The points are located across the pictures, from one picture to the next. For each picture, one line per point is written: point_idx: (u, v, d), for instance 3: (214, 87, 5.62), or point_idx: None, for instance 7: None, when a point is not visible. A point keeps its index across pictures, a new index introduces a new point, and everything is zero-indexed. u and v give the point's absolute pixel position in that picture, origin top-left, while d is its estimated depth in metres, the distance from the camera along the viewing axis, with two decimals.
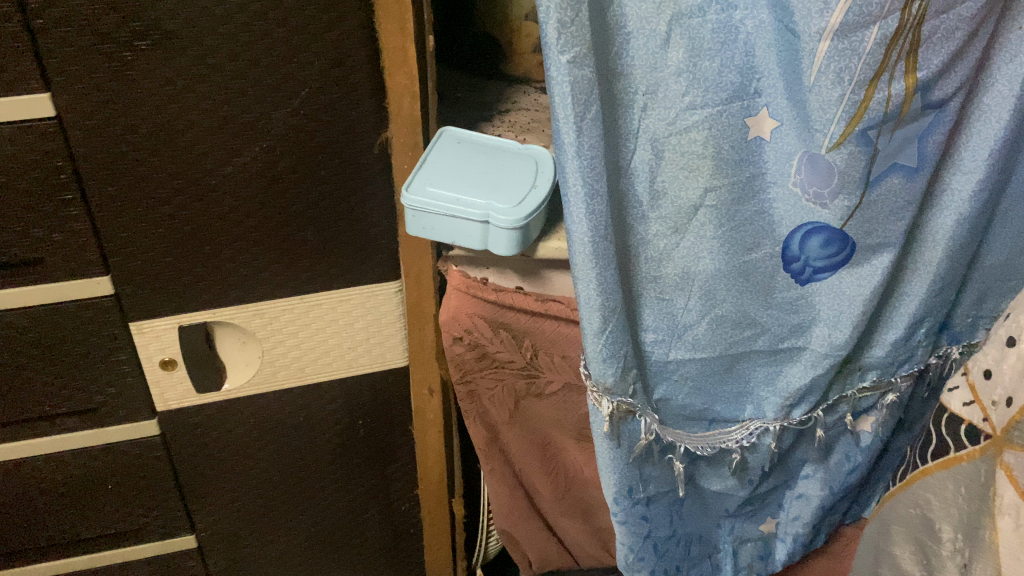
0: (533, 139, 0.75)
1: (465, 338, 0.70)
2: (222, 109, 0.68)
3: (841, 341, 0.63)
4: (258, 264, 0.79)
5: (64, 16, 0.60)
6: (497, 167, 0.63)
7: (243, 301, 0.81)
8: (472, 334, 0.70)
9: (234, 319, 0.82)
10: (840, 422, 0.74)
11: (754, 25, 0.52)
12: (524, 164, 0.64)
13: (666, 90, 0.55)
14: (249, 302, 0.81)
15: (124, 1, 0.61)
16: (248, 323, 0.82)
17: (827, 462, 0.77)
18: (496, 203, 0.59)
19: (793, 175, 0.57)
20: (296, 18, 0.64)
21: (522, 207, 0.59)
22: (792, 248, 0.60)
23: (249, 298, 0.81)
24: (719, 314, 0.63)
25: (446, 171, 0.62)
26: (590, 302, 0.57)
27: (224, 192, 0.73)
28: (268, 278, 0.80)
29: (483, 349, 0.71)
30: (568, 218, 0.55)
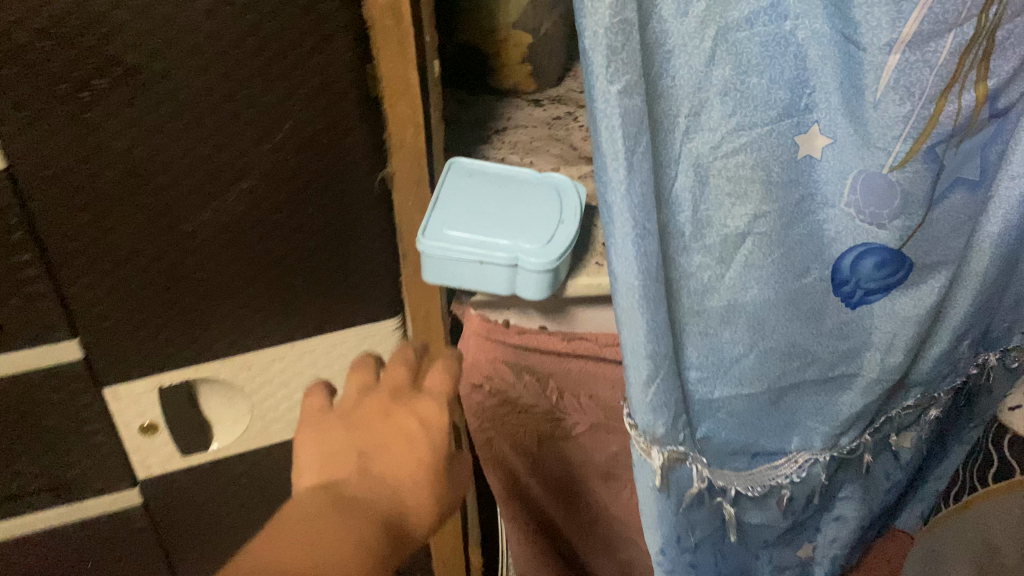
0: (540, 161, 0.69)
1: (485, 385, 0.64)
2: (196, 149, 0.60)
3: (894, 365, 0.60)
4: (242, 313, 0.71)
5: (5, 56, 0.52)
6: (518, 199, 0.57)
7: (228, 355, 0.73)
8: (493, 380, 0.64)
9: (219, 374, 0.75)
10: (883, 442, 0.69)
11: (806, 36, 0.47)
12: (546, 194, 0.58)
13: (710, 111, 0.50)
14: (236, 355, 0.74)
15: (77, 37, 0.52)
16: (236, 376, 0.75)
17: (865, 481, 0.72)
18: (525, 245, 0.53)
19: (845, 193, 0.52)
20: (275, 45, 0.56)
21: (553, 248, 0.53)
22: (844, 270, 0.56)
23: (234, 351, 0.73)
24: (766, 345, 0.58)
25: (463, 208, 0.55)
26: (643, 351, 0.51)
27: (203, 238, 0.66)
28: (255, 327, 0.73)
29: (504, 395, 0.65)
30: (613, 261, 0.49)
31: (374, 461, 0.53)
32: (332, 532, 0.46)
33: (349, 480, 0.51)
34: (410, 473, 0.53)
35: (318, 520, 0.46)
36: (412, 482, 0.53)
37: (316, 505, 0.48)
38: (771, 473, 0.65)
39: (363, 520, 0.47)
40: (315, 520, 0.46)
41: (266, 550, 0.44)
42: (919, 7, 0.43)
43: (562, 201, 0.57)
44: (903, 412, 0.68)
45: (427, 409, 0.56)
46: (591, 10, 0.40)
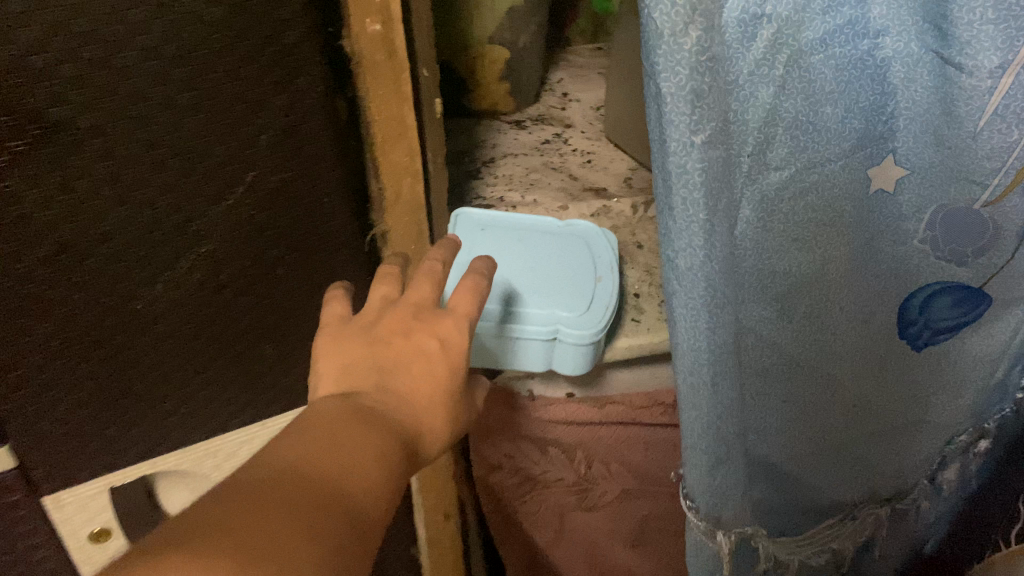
0: (545, 199, 0.65)
1: (506, 465, 0.61)
2: (142, 215, 0.48)
3: (963, 407, 0.55)
4: (204, 392, 0.61)
5: None
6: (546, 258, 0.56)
7: (189, 440, 0.63)
8: (515, 458, 0.61)
9: (179, 464, 0.64)
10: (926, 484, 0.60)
11: (888, 55, 0.40)
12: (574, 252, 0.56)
13: (776, 150, 0.42)
14: (198, 439, 0.63)
15: None
16: (199, 465, 0.65)
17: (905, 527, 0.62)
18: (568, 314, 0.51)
19: (921, 229, 0.46)
20: (235, 83, 0.46)
21: (595, 313, 0.51)
22: (911, 311, 0.50)
23: (195, 437, 0.63)
24: (828, 398, 0.52)
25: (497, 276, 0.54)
26: (709, 431, 0.44)
27: (154, 316, 0.54)
28: (220, 405, 0.62)
29: (526, 472, 0.61)
30: (673, 332, 0.42)
31: (394, 377, 0.39)
32: (354, 455, 0.33)
33: (367, 389, 0.38)
34: (431, 397, 0.39)
35: (337, 431, 0.34)
36: (437, 400, 0.40)
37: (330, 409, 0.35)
38: (830, 533, 0.58)
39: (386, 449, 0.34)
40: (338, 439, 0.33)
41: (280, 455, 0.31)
42: None
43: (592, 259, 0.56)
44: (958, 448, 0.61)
45: (451, 331, 0.42)
46: (670, 46, 0.32)
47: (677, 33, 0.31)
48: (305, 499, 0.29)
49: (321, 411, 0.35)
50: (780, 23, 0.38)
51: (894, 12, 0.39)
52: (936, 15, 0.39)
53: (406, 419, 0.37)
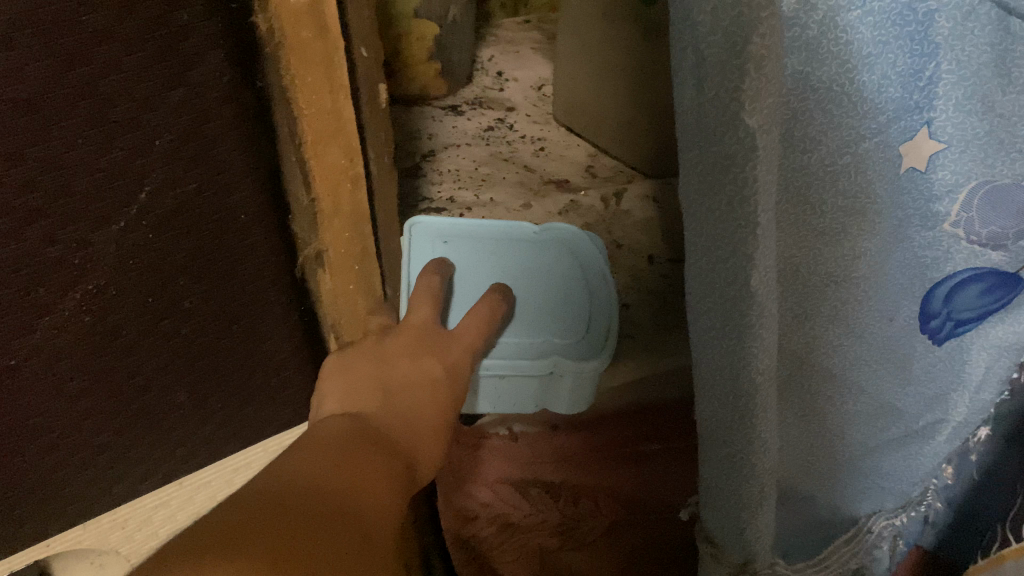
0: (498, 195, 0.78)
1: (483, 512, 0.72)
2: (16, 245, 0.41)
3: (985, 402, 0.49)
4: (105, 434, 0.53)
5: None
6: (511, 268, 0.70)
7: (89, 486, 0.56)
8: (493, 506, 0.71)
9: (77, 511, 0.57)
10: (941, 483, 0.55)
11: (933, 8, 0.34)
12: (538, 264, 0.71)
13: (803, 126, 0.35)
14: (98, 483, 0.56)
15: None
16: (99, 506, 0.57)
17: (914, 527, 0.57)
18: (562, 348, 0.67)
19: (955, 210, 0.40)
20: (117, 78, 0.39)
21: (593, 340, 0.67)
22: (934, 302, 0.44)
23: (100, 479, 0.56)
24: (848, 406, 0.46)
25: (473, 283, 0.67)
26: (750, 469, 0.37)
27: (36, 359, 0.46)
28: (125, 444, 0.55)
29: (506, 520, 0.71)
30: (701, 349, 0.34)
31: (397, 398, 0.45)
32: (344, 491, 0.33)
33: (371, 405, 0.43)
34: (429, 417, 0.45)
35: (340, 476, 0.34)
36: (432, 427, 0.44)
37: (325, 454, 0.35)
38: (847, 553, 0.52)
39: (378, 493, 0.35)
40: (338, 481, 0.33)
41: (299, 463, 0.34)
42: None
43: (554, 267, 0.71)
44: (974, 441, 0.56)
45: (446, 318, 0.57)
46: (721, 0, 0.24)
47: None
48: (330, 508, 0.31)
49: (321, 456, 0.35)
50: None
51: None
52: None
53: (411, 439, 0.42)
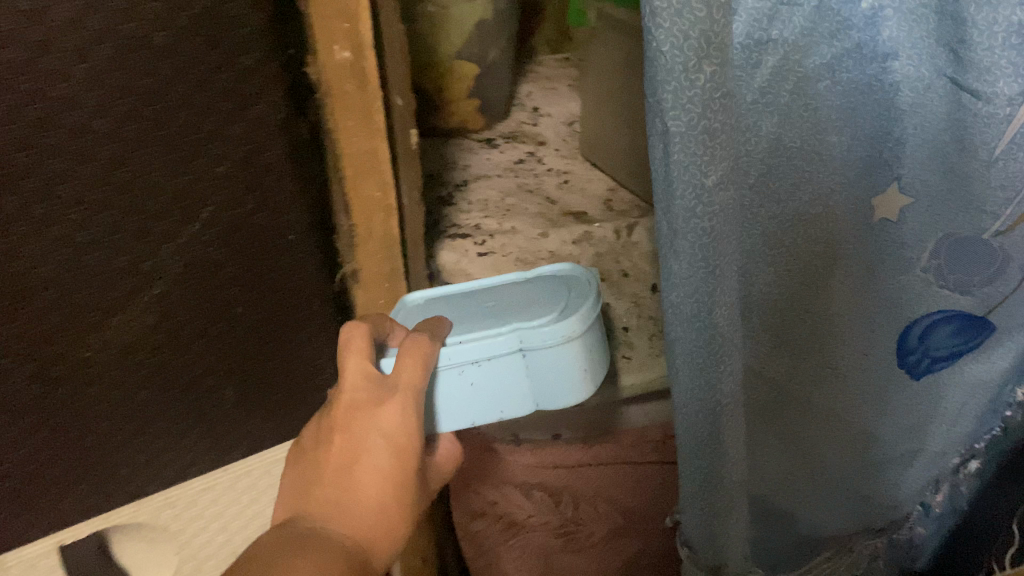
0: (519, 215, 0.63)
1: None
2: (87, 257, 0.44)
3: (960, 435, 0.53)
4: (159, 444, 0.56)
5: None
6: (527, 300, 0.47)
7: (144, 497, 0.58)
8: None
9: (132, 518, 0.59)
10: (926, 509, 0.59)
11: (898, 80, 0.38)
12: (547, 315, 0.43)
13: (777, 180, 0.40)
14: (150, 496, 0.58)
15: None
16: (157, 517, 0.60)
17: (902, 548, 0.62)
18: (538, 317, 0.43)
19: (925, 258, 0.44)
20: (187, 114, 0.42)
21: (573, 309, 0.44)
22: (911, 341, 0.47)
23: (151, 490, 0.58)
24: (828, 434, 0.50)
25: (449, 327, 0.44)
26: (712, 473, 0.43)
27: (104, 363, 0.49)
28: (179, 454, 0.57)
29: None
30: (682, 375, 0.39)
31: (325, 490, 0.35)
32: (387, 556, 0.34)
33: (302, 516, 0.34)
34: (377, 495, 0.35)
35: (396, 531, 0.35)
36: (388, 499, 0.35)
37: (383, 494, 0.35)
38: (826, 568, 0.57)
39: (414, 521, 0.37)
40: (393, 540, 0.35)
41: (345, 512, 0.34)
42: None
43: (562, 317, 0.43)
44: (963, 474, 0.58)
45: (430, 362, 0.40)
46: (680, 83, 0.29)
47: (689, 69, 0.29)
48: None
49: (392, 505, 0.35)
50: (786, 47, 0.36)
51: (905, 36, 0.36)
52: (953, 40, 0.36)
53: (355, 529, 0.34)
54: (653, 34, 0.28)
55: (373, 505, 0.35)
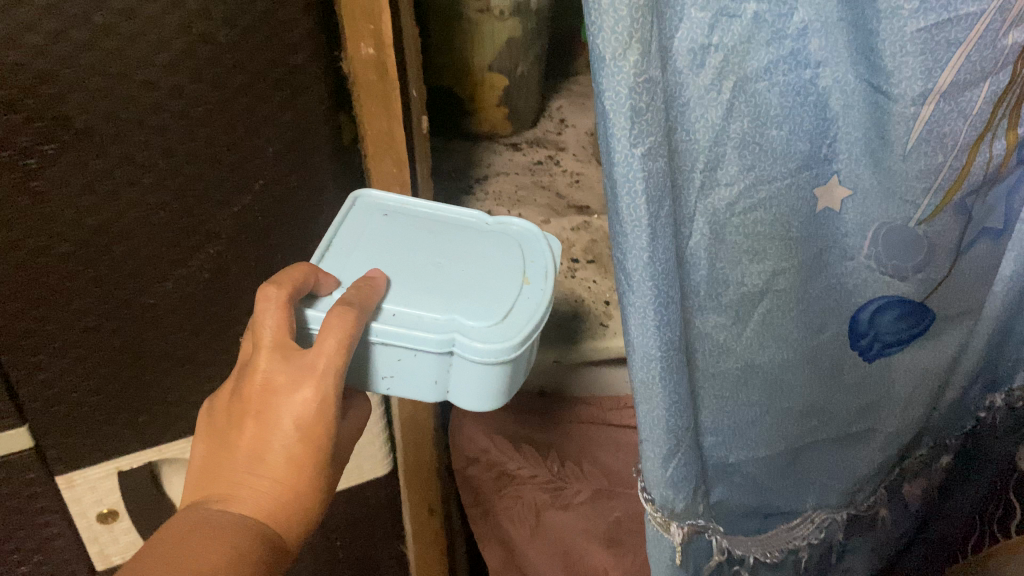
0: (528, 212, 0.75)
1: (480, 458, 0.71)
2: (156, 217, 0.53)
3: (914, 419, 0.59)
4: (209, 386, 0.64)
5: None
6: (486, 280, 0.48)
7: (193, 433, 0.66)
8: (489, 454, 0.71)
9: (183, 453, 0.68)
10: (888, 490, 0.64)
11: (828, 84, 0.44)
12: (484, 321, 0.45)
13: (724, 170, 0.45)
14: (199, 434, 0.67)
15: (16, 88, 0.45)
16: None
17: (870, 529, 0.67)
18: (468, 322, 0.45)
19: (865, 246, 0.50)
20: (246, 99, 0.51)
21: (507, 326, 0.45)
22: (861, 323, 0.53)
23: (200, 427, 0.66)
24: (786, 407, 0.56)
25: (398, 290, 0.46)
26: (662, 424, 0.48)
27: (164, 311, 0.58)
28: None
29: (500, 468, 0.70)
30: (637, 331, 0.45)
31: (241, 471, 0.43)
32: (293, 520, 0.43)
33: (214, 497, 0.42)
34: (281, 477, 0.43)
35: (301, 503, 0.43)
36: (292, 480, 0.43)
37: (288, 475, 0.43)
38: (788, 534, 0.62)
39: (324, 484, 0.45)
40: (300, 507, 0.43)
41: (254, 489, 0.42)
42: (957, 55, 0.42)
43: (500, 328, 0.45)
44: (915, 460, 0.64)
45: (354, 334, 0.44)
46: (611, 68, 0.37)
47: (618, 56, 0.36)
48: None
49: (296, 483, 0.43)
50: (726, 51, 0.41)
51: (831, 46, 0.43)
52: (866, 49, 0.42)
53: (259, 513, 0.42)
54: (592, 31, 0.37)
55: (278, 482, 0.43)
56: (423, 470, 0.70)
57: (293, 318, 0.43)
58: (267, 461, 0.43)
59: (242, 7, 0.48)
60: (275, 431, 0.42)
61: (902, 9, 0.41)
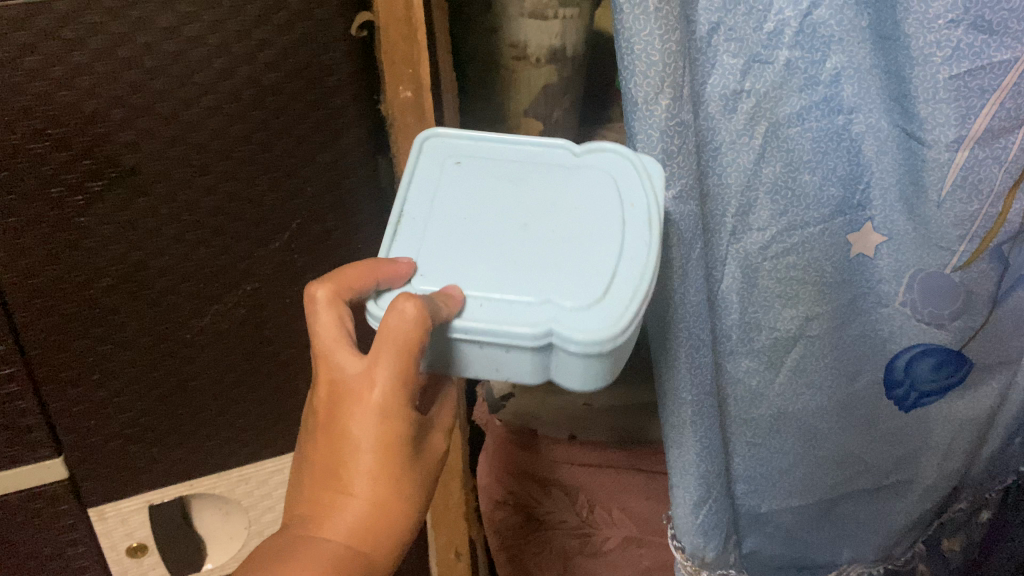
0: None
1: (508, 499, 0.71)
2: (197, 252, 0.54)
3: (953, 470, 0.57)
4: (240, 423, 0.64)
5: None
6: (592, 246, 0.38)
7: (224, 469, 0.67)
8: (517, 495, 0.71)
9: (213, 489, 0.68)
10: (925, 546, 0.62)
11: (862, 130, 0.44)
12: (594, 323, 0.35)
13: (758, 213, 0.45)
14: (228, 471, 0.67)
15: (68, 128, 0.46)
16: (232, 490, 0.68)
17: None
18: (570, 311, 0.36)
19: (900, 293, 0.49)
20: (287, 141, 0.52)
21: (610, 318, 0.36)
22: (897, 371, 0.52)
23: (229, 464, 0.66)
24: (821, 456, 0.55)
25: (481, 270, 0.38)
26: (695, 469, 0.48)
27: (201, 346, 0.59)
28: (256, 434, 0.66)
29: (529, 510, 0.70)
30: (674, 382, 0.45)
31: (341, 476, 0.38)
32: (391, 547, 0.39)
33: (308, 517, 0.39)
34: (388, 475, 0.38)
35: (397, 533, 0.39)
36: (395, 472, 0.38)
37: (378, 507, 0.38)
38: None
39: (423, 501, 0.40)
40: (393, 535, 0.39)
41: (372, 510, 0.38)
42: (990, 103, 0.42)
43: (608, 317, 0.36)
44: (954, 514, 0.62)
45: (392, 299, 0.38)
46: (644, 112, 0.38)
47: (649, 101, 0.37)
48: None
49: (402, 509, 0.39)
50: (758, 96, 0.42)
51: (864, 91, 0.43)
52: (899, 95, 0.43)
53: (384, 527, 0.39)
54: (625, 74, 0.38)
55: (376, 512, 0.38)
56: (451, 512, 0.70)
57: (342, 326, 0.38)
58: (344, 482, 0.38)
59: (286, 52, 0.49)
60: (357, 444, 0.37)
61: (934, 56, 0.40)
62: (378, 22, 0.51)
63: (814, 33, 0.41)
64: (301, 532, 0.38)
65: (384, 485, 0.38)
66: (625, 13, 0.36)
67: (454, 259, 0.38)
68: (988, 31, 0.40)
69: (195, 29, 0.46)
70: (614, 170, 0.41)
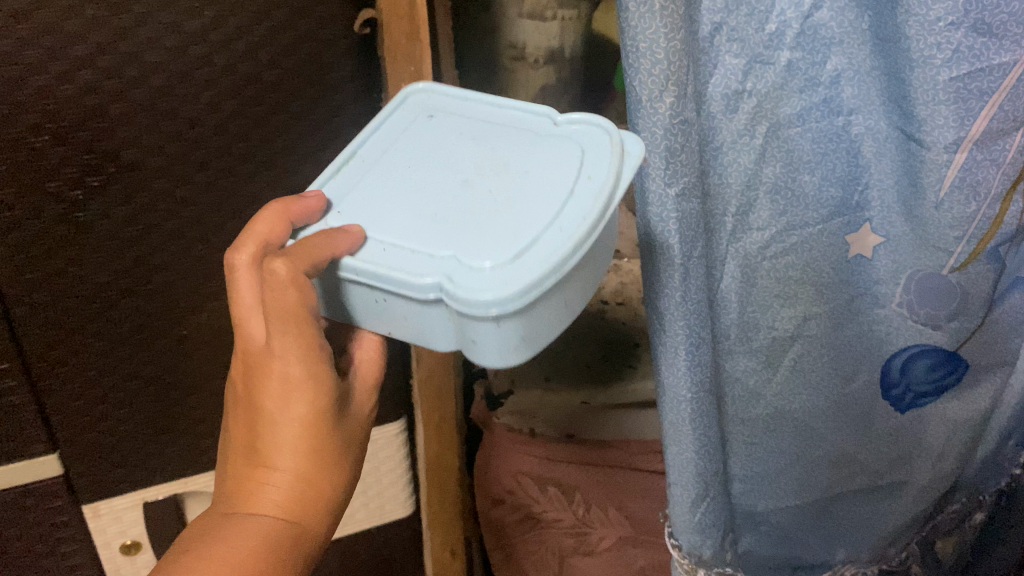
0: None
1: (505, 498, 0.71)
2: (195, 248, 0.54)
3: (947, 472, 0.57)
4: None
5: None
6: (524, 205, 0.38)
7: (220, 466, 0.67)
8: (514, 494, 0.71)
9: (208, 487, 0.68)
10: (918, 548, 0.63)
11: (860, 131, 0.45)
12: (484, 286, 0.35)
13: (758, 213, 0.46)
14: None
15: (66, 124, 0.46)
16: None
17: None
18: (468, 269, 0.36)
19: (898, 294, 0.49)
20: (286, 138, 0.52)
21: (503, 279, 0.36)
22: (893, 372, 0.52)
23: None
24: (816, 455, 0.55)
25: (406, 219, 0.39)
26: (693, 467, 0.48)
27: (198, 343, 0.59)
28: None
29: (526, 510, 0.70)
30: (672, 380, 0.45)
31: (262, 446, 0.41)
32: (322, 512, 0.42)
33: (235, 489, 0.41)
34: (310, 442, 0.40)
35: (326, 496, 0.42)
36: (317, 439, 0.40)
37: (302, 476, 0.40)
38: None
39: (352, 464, 0.43)
40: (321, 501, 0.42)
41: (296, 480, 0.40)
42: (989, 105, 0.42)
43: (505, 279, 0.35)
44: (947, 516, 0.62)
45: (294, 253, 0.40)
46: (648, 110, 0.38)
47: (653, 98, 0.38)
48: None
49: (326, 473, 0.41)
50: (759, 97, 0.42)
51: (863, 93, 0.44)
52: (898, 97, 0.43)
53: (311, 495, 0.41)
54: (629, 72, 0.38)
55: (297, 478, 0.40)
56: (446, 511, 0.72)
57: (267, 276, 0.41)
58: (268, 455, 0.41)
59: (287, 49, 0.49)
60: (275, 416, 0.40)
61: (935, 58, 0.41)
62: (381, 19, 0.50)
63: (814, 35, 0.42)
64: (230, 505, 0.41)
65: (307, 454, 0.40)
66: (631, 11, 0.36)
67: (381, 208, 0.41)
68: (987, 34, 0.40)
69: (196, 24, 0.46)
70: (586, 140, 0.40)
